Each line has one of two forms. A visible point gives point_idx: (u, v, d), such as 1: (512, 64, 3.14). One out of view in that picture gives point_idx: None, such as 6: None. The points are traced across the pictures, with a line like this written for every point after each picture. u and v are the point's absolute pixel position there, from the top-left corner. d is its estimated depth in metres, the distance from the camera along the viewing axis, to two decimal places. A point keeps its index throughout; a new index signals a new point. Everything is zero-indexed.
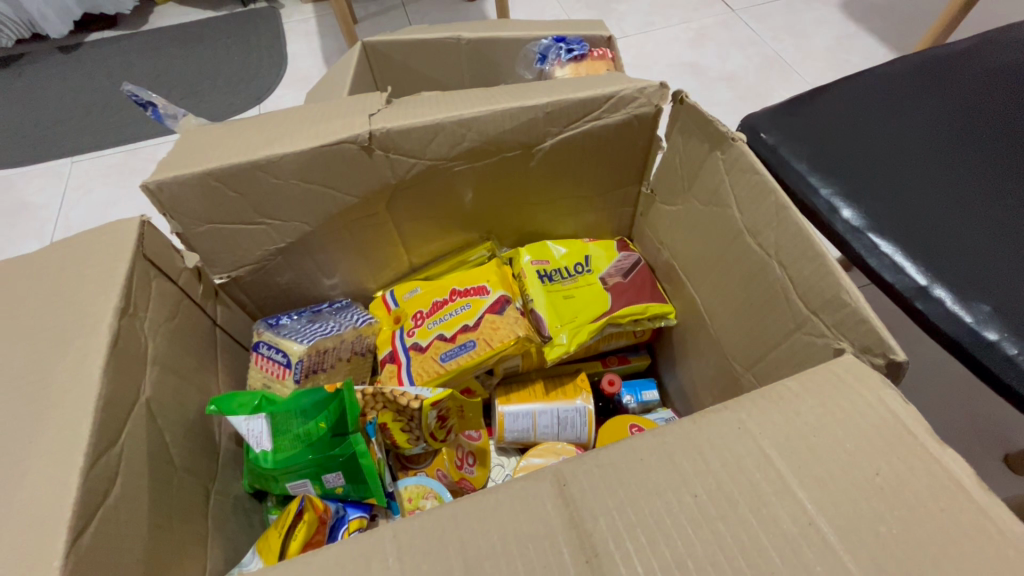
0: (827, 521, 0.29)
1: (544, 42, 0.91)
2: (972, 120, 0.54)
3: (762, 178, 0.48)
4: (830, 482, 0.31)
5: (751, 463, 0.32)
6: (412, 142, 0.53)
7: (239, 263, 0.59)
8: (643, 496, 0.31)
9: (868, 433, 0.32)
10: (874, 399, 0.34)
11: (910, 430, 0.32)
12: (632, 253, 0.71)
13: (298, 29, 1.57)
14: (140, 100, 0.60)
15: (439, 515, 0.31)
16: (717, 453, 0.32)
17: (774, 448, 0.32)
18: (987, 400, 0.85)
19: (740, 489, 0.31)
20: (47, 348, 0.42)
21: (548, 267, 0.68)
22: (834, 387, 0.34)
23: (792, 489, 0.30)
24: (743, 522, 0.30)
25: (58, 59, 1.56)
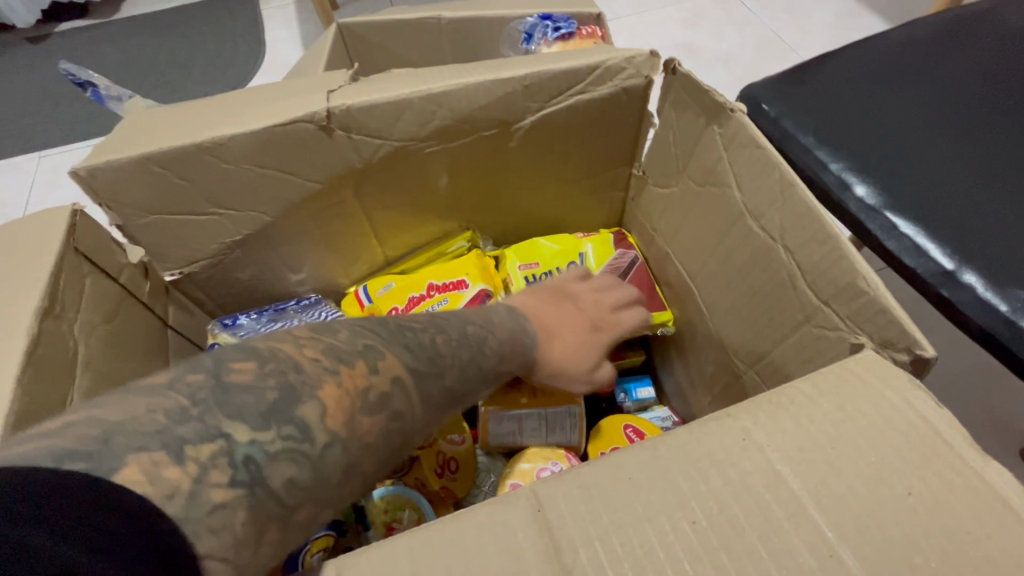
0: (852, 552, 0.25)
1: (531, 20, 0.85)
2: (994, 88, 0.49)
3: (766, 152, 0.42)
4: (854, 504, 0.26)
5: (759, 481, 0.27)
6: (377, 121, 0.48)
7: (192, 258, 0.53)
8: (630, 522, 0.26)
9: (897, 444, 0.27)
10: (900, 402, 0.29)
11: (947, 440, 0.27)
12: (628, 249, 0.66)
13: (277, 15, 1.51)
14: (78, 80, 0.54)
15: (390, 551, 0.26)
16: (719, 469, 0.27)
17: (785, 462, 0.27)
18: (1004, 391, 0.80)
19: (747, 513, 0.26)
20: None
21: (537, 270, 0.64)
22: (853, 387, 0.30)
23: (808, 513, 0.26)
24: (750, 552, 0.25)
25: (27, 50, 1.49)
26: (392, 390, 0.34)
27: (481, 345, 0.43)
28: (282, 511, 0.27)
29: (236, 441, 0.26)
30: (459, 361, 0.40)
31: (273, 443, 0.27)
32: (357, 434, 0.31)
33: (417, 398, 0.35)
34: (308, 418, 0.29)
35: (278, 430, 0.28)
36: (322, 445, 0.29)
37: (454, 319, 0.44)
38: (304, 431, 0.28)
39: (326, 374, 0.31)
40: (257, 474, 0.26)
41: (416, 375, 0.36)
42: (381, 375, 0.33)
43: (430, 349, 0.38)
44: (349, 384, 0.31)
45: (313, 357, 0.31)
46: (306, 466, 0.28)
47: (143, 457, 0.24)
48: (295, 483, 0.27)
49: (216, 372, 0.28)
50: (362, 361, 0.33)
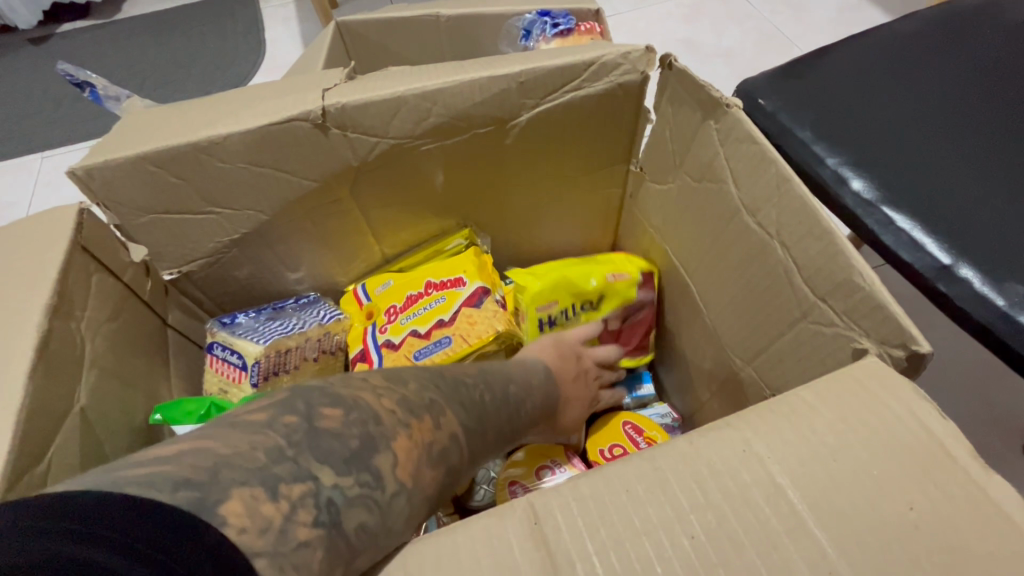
0: (850, 567, 0.24)
1: (529, 16, 0.86)
2: (995, 81, 0.48)
3: (762, 148, 0.42)
4: (854, 518, 0.25)
5: (758, 493, 0.26)
6: (372, 119, 0.48)
7: (190, 257, 0.54)
8: (628, 537, 0.25)
9: (898, 455, 0.27)
10: (903, 411, 0.28)
11: (950, 452, 0.27)
12: (649, 293, 0.64)
13: (277, 14, 1.51)
14: (76, 80, 0.54)
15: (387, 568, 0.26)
16: (719, 482, 0.27)
17: (786, 475, 0.27)
18: (1008, 389, 0.80)
19: (746, 527, 0.25)
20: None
21: (555, 308, 0.63)
22: (856, 397, 0.29)
23: (808, 528, 0.25)
24: (748, 565, 0.25)
25: (30, 51, 1.50)
26: (450, 445, 0.34)
27: (518, 407, 0.45)
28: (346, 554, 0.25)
29: (322, 484, 0.26)
30: (499, 416, 0.42)
31: (351, 488, 0.27)
32: (420, 485, 0.30)
33: (464, 450, 0.36)
34: (384, 469, 0.28)
35: (354, 475, 0.27)
36: (391, 493, 0.28)
37: (500, 376, 0.45)
38: (377, 478, 0.28)
39: (400, 426, 0.31)
40: (329, 513, 0.26)
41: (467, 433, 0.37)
42: (447, 431, 0.34)
43: (478, 405, 0.39)
44: (418, 440, 0.32)
45: (390, 408, 0.31)
46: (374, 511, 0.27)
47: (243, 491, 0.24)
48: (365, 528, 0.26)
49: (307, 415, 0.28)
50: (430, 416, 0.34)
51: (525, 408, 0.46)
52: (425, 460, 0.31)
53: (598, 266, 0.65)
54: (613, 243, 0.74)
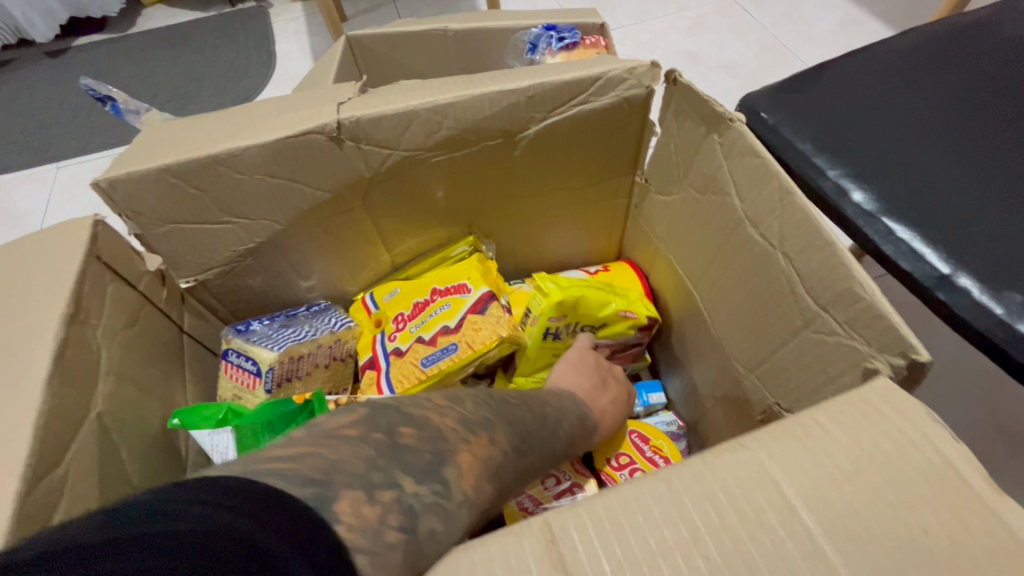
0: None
1: (534, 31, 0.87)
2: (993, 95, 0.49)
3: (764, 161, 0.43)
4: (860, 536, 0.26)
5: (769, 510, 0.27)
6: (384, 132, 0.50)
7: (206, 265, 0.55)
8: (642, 551, 0.26)
9: (911, 478, 0.28)
10: (918, 435, 0.29)
11: (961, 476, 0.27)
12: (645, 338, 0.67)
13: (287, 28, 1.55)
14: (98, 95, 0.56)
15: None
16: (729, 497, 0.27)
17: (795, 492, 0.27)
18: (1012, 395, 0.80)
19: (760, 550, 0.26)
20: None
21: (560, 325, 0.62)
22: (872, 420, 0.30)
23: (820, 545, 0.26)
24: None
25: (46, 64, 1.53)
26: (506, 465, 0.35)
27: (557, 426, 0.45)
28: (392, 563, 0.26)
29: (408, 491, 0.28)
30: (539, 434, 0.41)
31: (426, 496, 0.28)
32: (477, 500, 0.31)
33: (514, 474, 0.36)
34: (451, 480, 0.30)
35: (428, 485, 0.29)
36: (458, 503, 0.30)
37: (537, 399, 0.45)
38: (447, 489, 0.30)
39: (463, 442, 0.32)
40: (408, 518, 0.27)
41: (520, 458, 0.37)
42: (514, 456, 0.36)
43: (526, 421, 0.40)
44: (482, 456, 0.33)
45: (452, 426, 0.33)
46: (442, 518, 0.29)
47: (350, 492, 0.26)
48: (435, 534, 0.28)
49: (383, 427, 0.30)
50: (485, 433, 0.34)
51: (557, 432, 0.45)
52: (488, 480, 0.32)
53: (614, 300, 0.64)
54: (618, 253, 0.75)
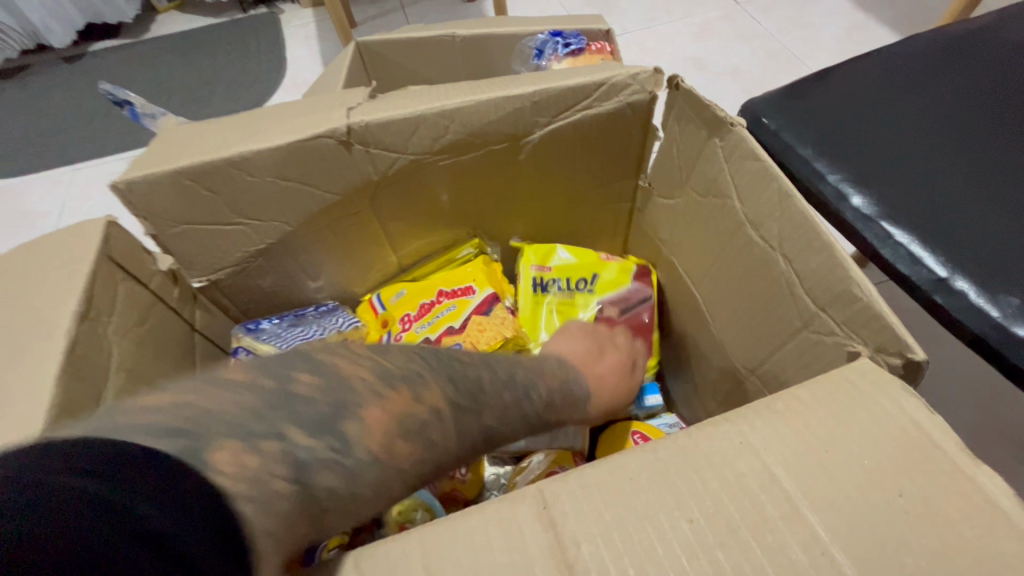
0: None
1: (541, 37, 0.89)
2: (993, 102, 0.50)
3: (764, 164, 0.44)
4: (864, 530, 0.26)
5: (771, 506, 0.27)
6: (391, 136, 0.51)
7: (218, 265, 0.57)
8: (641, 546, 0.26)
9: (905, 463, 0.27)
10: (893, 408, 0.29)
11: (937, 444, 0.27)
12: (644, 287, 0.66)
13: (298, 34, 1.57)
14: (116, 99, 0.58)
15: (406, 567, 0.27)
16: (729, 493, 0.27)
17: (797, 489, 0.27)
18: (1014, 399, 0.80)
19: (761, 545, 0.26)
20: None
21: (547, 275, 0.66)
22: (850, 396, 0.30)
23: (822, 541, 0.25)
24: (749, 551, 0.26)
25: (62, 69, 1.57)
26: (466, 419, 0.35)
27: (529, 389, 0.41)
28: (301, 509, 0.27)
29: (296, 444, 0.28)
30: (520, 395, 0.40)
31: (324, 452, 0.28)
32: (395, 457, 0.31)
33: (485, 436, 0.37)
34: (353, 434, 0.30)
35: (324, 440, 0.29)
36: (363, 462, 0.30)
37: (504, 361, 0.41)
38: (347, 445, 0.29)
39: (373, 395, 0.31)
40: (297, 469, 0.27)
41: (494, 419, 0.37)
42: (471, 415, 0.36)
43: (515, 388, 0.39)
44: (398, 409, 0.32)
45: (366, 376, 0.32)
46: (342, 475, 0.29)
47: (224, 445, 0.26)
48: (333, 490, 0.28)
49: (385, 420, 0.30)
50: (409, 389, 0.33)
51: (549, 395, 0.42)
52: (417, 432, 0.32)
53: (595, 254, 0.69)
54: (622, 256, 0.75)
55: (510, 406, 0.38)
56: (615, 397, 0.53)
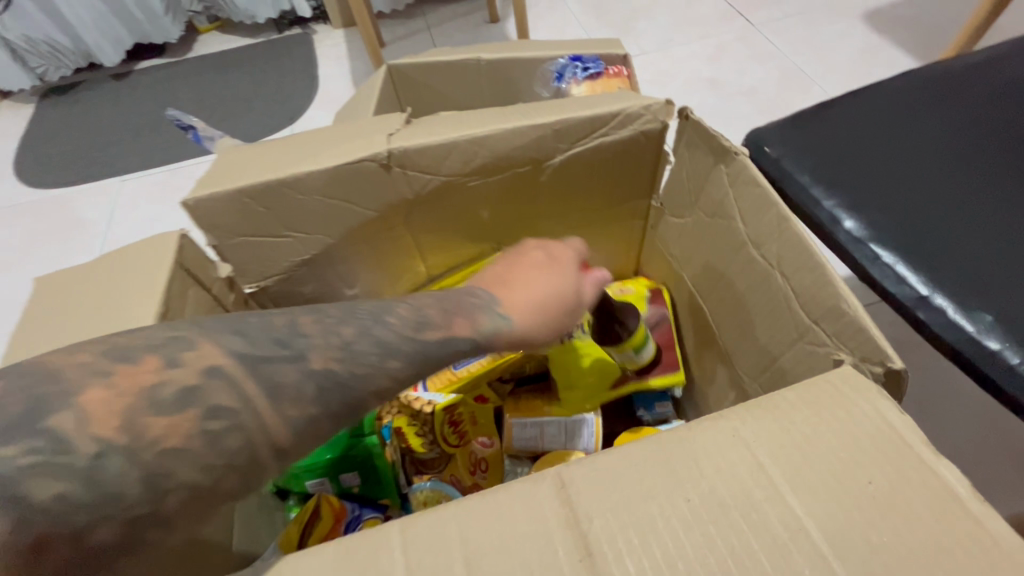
0: (839, 557, 0.28)
1: (561, 61, 0.95)
2: (979, 134, 0.54)
3: (764, 190, 0.48)
4: (842, 515, 0.30)
5: (762, 493, 0.31)
6: (427, 160, 0.56)
7: (268, 273, 0.63)
8: (648, 525, 0.31)
9: (879, 459, 0.31)
10: (870, 409, 0.33)
11: (906, 440, 0.32)
12: (660, 309, 0.72)
13: (330, 53, 1.66)
14: (183, 124, 0.66)
15: (446, 538, 0.32)
16: (726, 481, 0.32)
17: (784, 479, 0.31)
18: (1000, 416, 0.85)
19: (752, 526, 0.30)
20: (87, 337, 0.46)
21: None
22: (831, 399, 0.34)
23: (805, 524, 0.30)
24: (741, 531, 0.30)
25: (112, 86, 1.68)
26: (308, 361, 0.32)
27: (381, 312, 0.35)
28: (60, 529, 0.25)
29: None
30: (366, 326, 0.34)
31: (22, 458, 0.25)
32: (149, 439, 0.27)
33: (353, 392, 0.33)
34: (67, 428, 0.26)
35: (23, 442, 0.25)
36: (91, 457, 0.26)
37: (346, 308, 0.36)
38: (58, 443, 0.26)
39: (94, 377, 0.28)
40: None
41: (343, 363, 0.33)
42: (278, 360, 0.31)
43: (349, 318, 0.34)
44: (138, 383, 0.28)
45: (86, 360, 0.28)
46: (72, 480, 0.25)
47: None
48: (66, 498, 0.25)
49: None
50: (155, 358, 0.29)
51: (465, 326, 0.37)
52: (185, 403, 0.28)
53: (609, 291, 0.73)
54: (635, 270, 0.80)
55: (341, 339, 0.33)
56: (552, 283, 0.44)
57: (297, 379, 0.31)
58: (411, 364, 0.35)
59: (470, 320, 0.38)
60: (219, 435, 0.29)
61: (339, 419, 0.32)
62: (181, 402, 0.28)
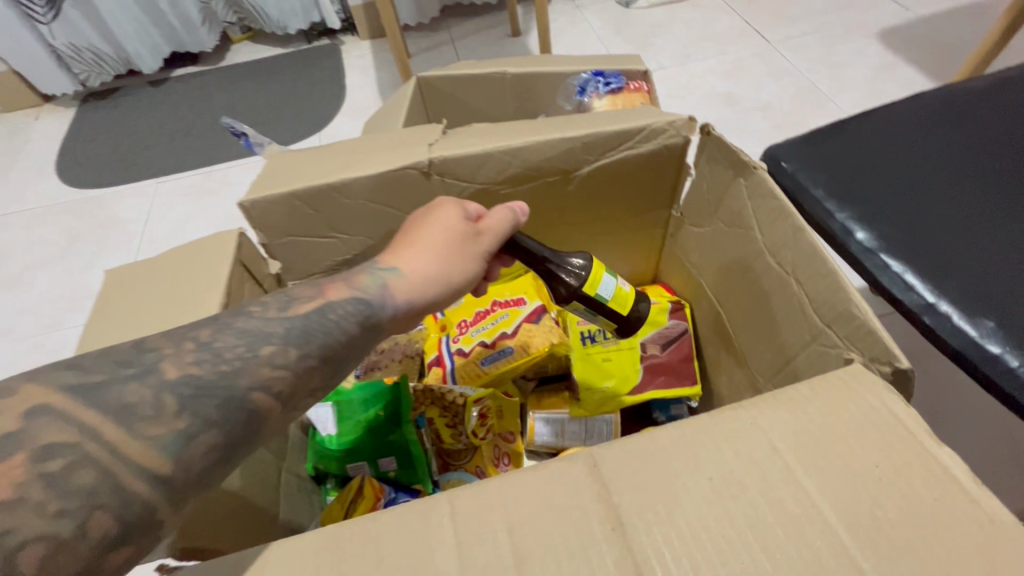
0: (849, 533, 0.32)
1: (583, 76, 0.99)
2: (985, 153, 0.57)
3: (780, 203, 0.52)
4: (852, 496, 0.33)
5: (778, 475, 0.34)
6: (464, 169, 0.61)
7: (311, 271, 0.69)
8: (675, 503, 0.34)
9: (887, 448, 0.35)
10: (878, 404, 0.37)
11: (910, 430, 0.35)
12: (681, 321, 0.73)
13: (357, 63, 1.73)
14: (236, 131, 0.71)
15: (492, 511, 0.36)
16: (747, 465, 0.35)
17: (800, 464, 0.34)
18: (1011, 427, 0.87)
19: (771, 504, 0.33)
20: (157, 326, 0.50)
21: (593, 327, 0.71)
22: (842, 392, 0.38)
23: (818, 504, 0.33)
24: (760, 509, 0.33)
25: (149, 92, 1.75)
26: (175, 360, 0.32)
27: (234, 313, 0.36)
28: None
29: None
30: (223, 325, 0.35)
31: None
32: None
33: (222, 389, 0.32)
34: None
35: None
36: None
37: None
38: None
39: None
40: None
41: (211, 364, 0.33)
42: (121, 380, 0.31)
43: (217, 323, 0.35)
44: None
45: None
46: None
47: None
48: None
49: None
50: None
51: (340, 288, 0.40)
52: (6, 451, 0.27)
53: None
54: (654, 276, 0.83)
55: (206, 343, 0.33)
56: (440, 231, 0.48)
57: (151, 391, 0.31)
58: (288, 345, 0.35)
59: (346, 282, 0.41)
60: (61, 474, 0.27)
61: (225, 424, 0.32)
62: (1, 451, 0.27)
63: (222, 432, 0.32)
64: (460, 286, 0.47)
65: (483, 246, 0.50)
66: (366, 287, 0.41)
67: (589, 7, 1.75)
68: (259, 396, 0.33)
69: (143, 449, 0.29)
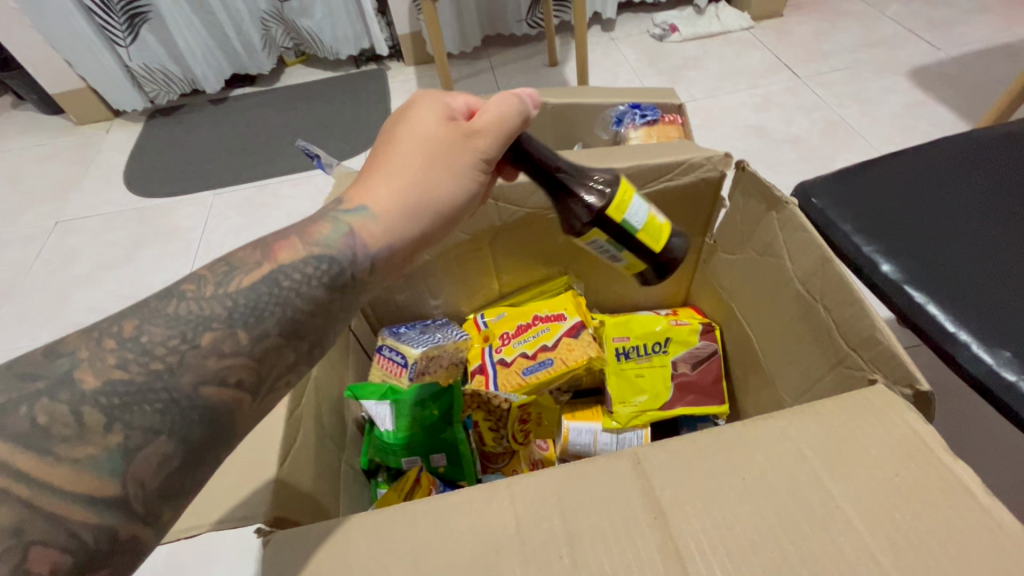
0: (869, 534, 0.36)
1: (622, 108, 1.05)
2: (1009, 195, 0.61)
3: (810, 235, 0.57)
4: (872, 501, 0.37)
5: (805, 480, 0.38)
6: (517, 195, 0.67)
7: None
8: (711, 501, 0.38)
9: (905, 461, 0.38)
10: (899, 420, 0.41)
11: (928, 445, 0.39)
12: (711, 342, 0.77)
13: (403, 88, 1.83)
14: (310, 153, 0.78)
15: (547, 499, 0.41)
16: (777, 470, 0.39)
17: (825, 471, 0.39)
18: None
19: (798, 506, 0.37)
20: None
21: (628, 344, 0.76)
22: (865, 409, 0.42)
23: (842, 507, 0.37)
24: (788, 509, 0.37)
25: (210, 110, 1.89)
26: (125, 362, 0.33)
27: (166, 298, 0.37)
28: None
29: None
30: (145, 319, 0.35)
31: None
32: None
33: (156, 393, 0.33)
34: None
35: None
36: None
37: None
38: None
39: None
40: None
41: (140, 365, 0.33)
42: (30, 397, 0.31)
43: (141, 313, 0.36)
44: None
45: None
46: None
47: None
48: None
49: None
50: None
51: (289, 248, 0.41)
52: None
53: (663, 321, 0.78)
54: (685, 299, 0.88)
55: (130, 339, 0.34)
56: (403, 160, 0.47)
57: (68, 407, 0.31)
58: (234, 329, 0.37)
59: (302, 237, 0.42)
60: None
61: (172, 429, 0.33)
62: None
63: (175, 437, 0.33)
64: (445, 205, 0.48)
65: (471, 150, 0.50)
66: (327, 238, 0.42)
67: (624, 39, 1.83)
68: (210, 388, 0.35)
69: (79, 473, 0.30)
